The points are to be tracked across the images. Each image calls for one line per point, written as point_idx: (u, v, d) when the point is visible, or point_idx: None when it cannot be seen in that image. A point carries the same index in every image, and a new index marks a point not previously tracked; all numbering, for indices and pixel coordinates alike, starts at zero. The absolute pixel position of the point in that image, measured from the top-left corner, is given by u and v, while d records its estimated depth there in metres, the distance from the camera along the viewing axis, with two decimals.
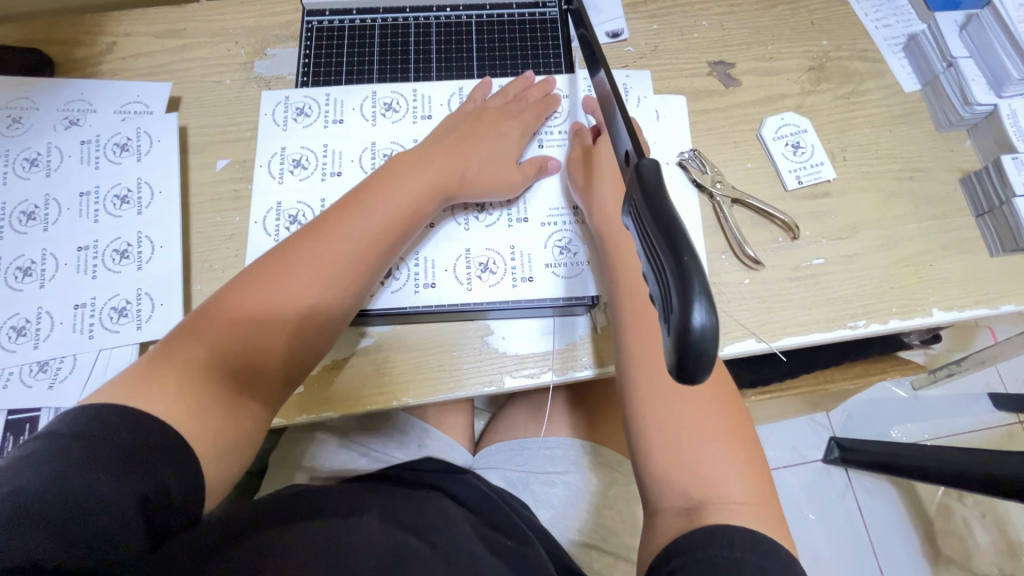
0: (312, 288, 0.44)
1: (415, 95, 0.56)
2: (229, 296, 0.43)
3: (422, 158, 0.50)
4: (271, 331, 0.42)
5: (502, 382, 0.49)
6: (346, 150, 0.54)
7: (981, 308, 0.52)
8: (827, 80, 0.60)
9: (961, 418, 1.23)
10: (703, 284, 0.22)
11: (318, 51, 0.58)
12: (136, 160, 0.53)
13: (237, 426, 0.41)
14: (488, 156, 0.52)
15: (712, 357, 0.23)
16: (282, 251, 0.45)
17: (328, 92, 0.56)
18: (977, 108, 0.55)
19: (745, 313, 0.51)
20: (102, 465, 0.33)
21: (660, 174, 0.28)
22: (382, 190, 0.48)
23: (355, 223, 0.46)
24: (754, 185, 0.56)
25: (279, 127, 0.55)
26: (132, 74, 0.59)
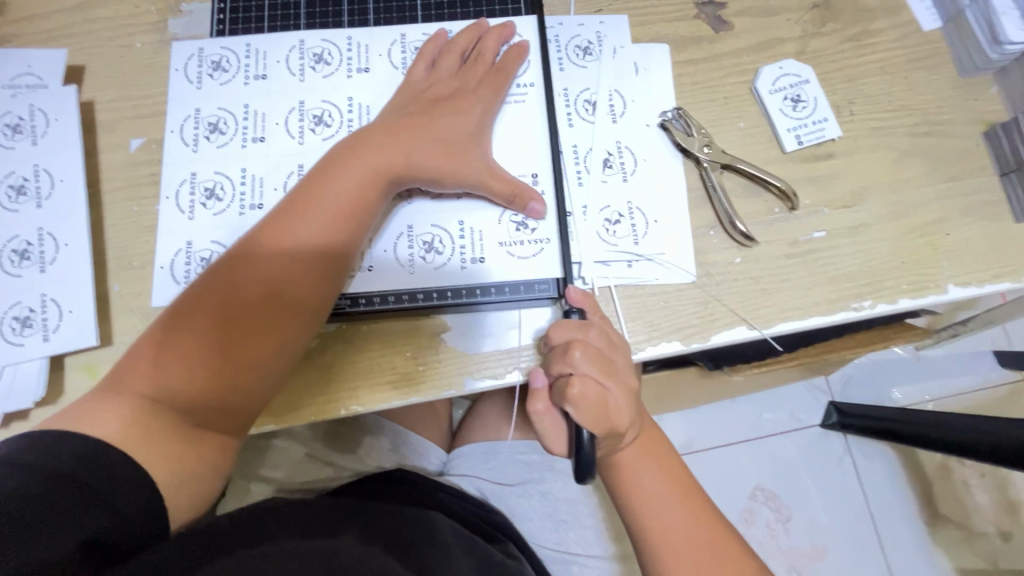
0: (263, 309, 0.40)
1: (350, 44, 0.48)
2: (175, 328, 0.39)
3: (360, 145, 0.42)
4: (221, 364, 0.39)
5: (465, 385, 0.44)
6: (268, 112, 0.47)
7: (1004, 281, 0.46)
8: (833, 19, 0.51)
9: (963, 378, 1.19)
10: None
11: (236, 3, 0.49)
12: (31, 144, 0.46)
13: (198, 454, 0.38)
14: (445, 132, 0.43)
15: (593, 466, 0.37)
16: (222, 275, 0.40)
17: (248, 43, 0.48)
18: (1008, 48, 0.47)
19: (736, 297, 0.45)
20: (46, 492, 0.31)
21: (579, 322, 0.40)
22: (322, 188, 0.41)
23: (299, 232, 0.40)
24: (749, 147, 0.48)
25: (194, 86, 0.47)
26: (25, 40, 0.51)
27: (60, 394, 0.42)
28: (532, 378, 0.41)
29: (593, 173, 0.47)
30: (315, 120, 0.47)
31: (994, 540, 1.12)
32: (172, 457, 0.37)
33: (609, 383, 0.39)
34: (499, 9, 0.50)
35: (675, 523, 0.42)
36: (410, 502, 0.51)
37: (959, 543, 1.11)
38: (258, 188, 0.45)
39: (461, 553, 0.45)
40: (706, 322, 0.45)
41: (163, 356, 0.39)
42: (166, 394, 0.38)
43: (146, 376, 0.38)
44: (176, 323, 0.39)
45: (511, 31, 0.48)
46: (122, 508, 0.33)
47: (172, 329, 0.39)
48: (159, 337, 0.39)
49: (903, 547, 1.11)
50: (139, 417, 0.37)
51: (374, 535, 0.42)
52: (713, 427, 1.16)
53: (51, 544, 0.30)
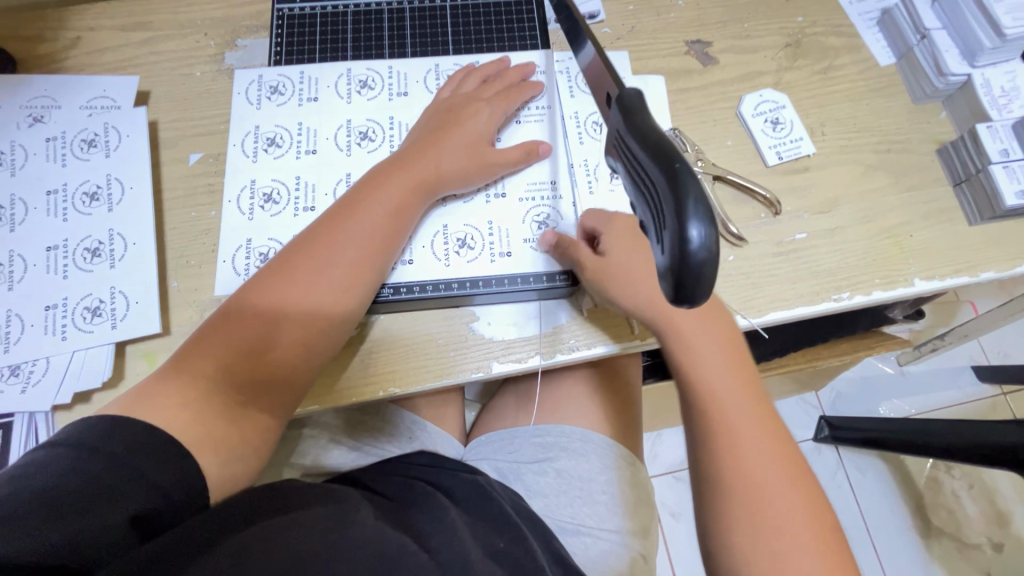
0: (314, 299, 0.44)
1: (391, 73, 0.55)
2: (232, 315, 0.43)
3: (400, 163, 0.48)
4: (269, 351, 0.43)
5: (490, 367, 0.49)
6: (320, 128, 0.53)
7: (961, 277, 0.53)
8: (804, 56, 0.60)
9: (946, 392, 1.25)
10: (700, 194, 0.20)
11: (289, 39, 0.56)
12: (105, 157, 0.51)
13: (243, 436, 0.42)
14: (473, 150, 0.50)
15: (712, 273, 0.21)
16: (275, 270, 0.44)
17: (302, 70, 0.55)
18: (951, 79, 0.55)
19: (732, 291, 0.51)
20: (95, 468, 0.33)
21: (644, 100, 0.26)
22: (369, 197, 0.47)
23: (345, 233, 0.45)
24: (736, 162, 0.55)
25: (254, 106, 0.54)
26: (97, 69, 0.57)
27: (122, 377, 0.46)
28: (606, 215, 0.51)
29: (602, 181, 0.53)
30: (361, 135, 0.53)
31: (987, 550, 1.14)
32: (219, 437, 0.40)
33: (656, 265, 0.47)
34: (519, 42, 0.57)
35: (741, 420, 0.44)
36: (420, 488, 0.54)
37: (954, 554, 1.14)
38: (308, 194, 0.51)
39: (470, 533, 0.48)
40: None
41: (218, 340, 0.42)
42: (220, 375, 0.41)
43: (202, 357, 0.42)
44: (230, 313, 0.43)
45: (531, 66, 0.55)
46: (161, 482, 0.35)
47: (227, 318, 0.43)
48: (213, 326, 0.43)
49: (898, 557, 1.14)
50: (196, 393, 0.40)
51: (385, 516, 0.46)
52: None
53: (100, 516, 0.32)
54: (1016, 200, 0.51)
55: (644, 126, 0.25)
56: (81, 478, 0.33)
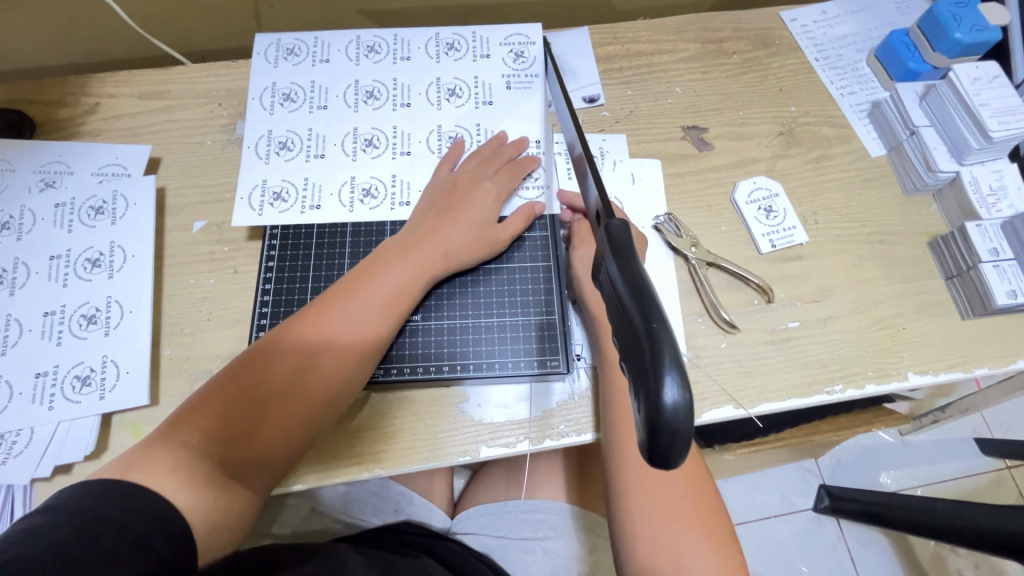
0: (312, 379, 0.44)
1: (395, 132, 0.56)
2: (223, 389, 0.43)
3: (409, 243, 0.49)
4: (265, 425, 0.43)
5: (478, 451, 0.48)
6: (326, 184, 0.54)
7: (955, 372, 0.52)
8: (797, 145, 0.62)
9: (948, 465, 1.23)
10: (675, 358, 0.21)
11: (290, 95, 0.57)
12: (111, 224, 0.53)
13: (230, 503, 0.40)
14: (481, 231, 0.51)
15: (685, 438, 0.21)
16: (278, 343, 0.45)
17: (311, 127, 0.55)
18: (940, 175, 0.56)
19: (725, 378, 0.51)
20: (105, 531, 0.33)
21: (630, 233, 0.27)
22: (374, 277, 0.47)
23: (346, 315, 0.46)
24: (729, 248, 0.56)
25: (262, 161, 0.54)
26: (113, 135, 0.60)
27: (105, 450, 0.46)
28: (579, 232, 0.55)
29: None
30: (363, 192, 0.54)
31: None
32: (204, 507, 0.38)
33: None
34: (521, 94, 0.58)
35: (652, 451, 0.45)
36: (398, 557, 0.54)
37: None
38: (305, 268, 0.52)
39: None
40: (698, 400, 0.50)
41: (209, 412, 0.42)
42: (213, 448, 0.41)
43: (192, 429, 0.41)
44: (229, 384, 0.43)
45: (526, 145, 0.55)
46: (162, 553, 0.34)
47: (224, 390, 0.43)
48: (210, 396, 0.42)
49: None
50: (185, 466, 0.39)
51: None
52: None
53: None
54: (1007, 299, 0.51)
55: (629, 266, 0.26)
56: (89, 541, 0.32)
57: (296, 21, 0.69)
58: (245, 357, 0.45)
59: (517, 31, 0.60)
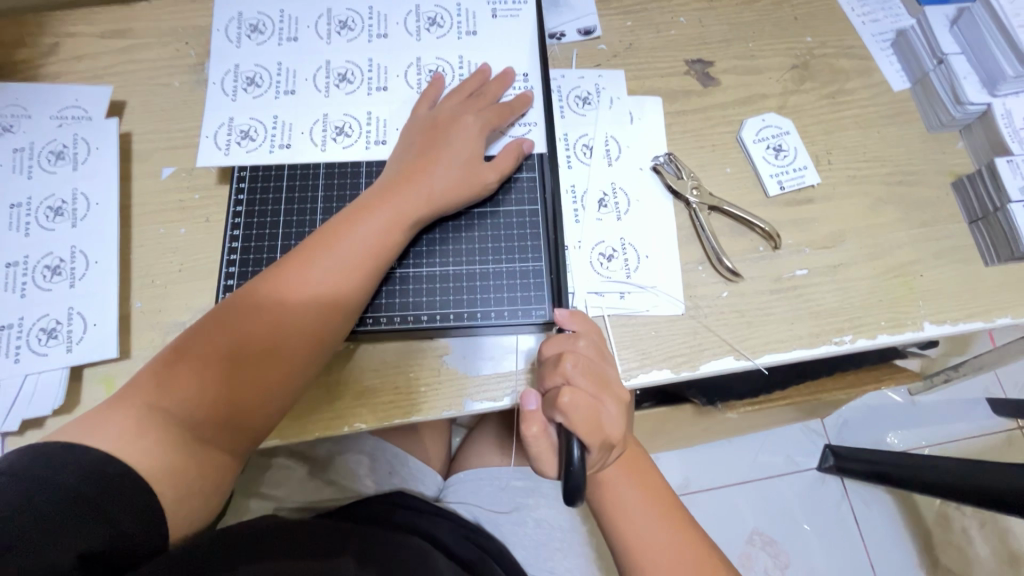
0: (289, 334, 0.41)
1: (370, 65, 0.52)
2: (189, 349, 0.40)
3: (389, 188, 0.45)
4: (242, 384, 0.40)
5: (464, 406, 0.46)
6: (297, 122, 0.50)
7: (975, 321, 0.49)
8: (811, 79, 0.56)
9: (958, 425, 1.20)
10: None
11: (258, 26, 0.52)
12: (73, 170, 0.50)
13: (202, 469, 0.38)
14: (465, 170, 0.47)
15: None
16: (250, 300, 0.42)
17: (280, 61, 0.51)
18: (969, 108, 0.51)
19: (726, 329, 0.48)
20: (58, 500, 0.32)
21: None
22: (351, 228, 0.44)
23: (322, 265, 0.43)
24: (734, 191, 0.52)
25: (228, 98, 0.50)
26: (74, 77, 0.56)
27: (75, 405, 0.44)
28: (524, 401, 0.41)
29: (589, 210, 0.51)
30: (337, 131, 0.50)
31: None
32: (174, 472, 0.37)
33: (602, 397, 0.41)
34: (510, 22, 0.53)
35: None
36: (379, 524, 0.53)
37: None
38: (275, 215, 0.49)
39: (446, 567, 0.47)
40: (696, 351, 0.47)
41: (184, 373, 0.39)
42: (183, 410, 0.39)
43: (165, 393, 0.39)
44: (197, 345, 0.40)
45: (511, 78, 0.50)
46: (119, 523, 0.33)
47: (193, 350, 0.40)
48: (178, 360, 0.40)
49: None
50: (156, 433, 0.37)
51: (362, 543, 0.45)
52: (708, 468, 1.16)
53: (46, 555, 0.29)
54: None
55: None
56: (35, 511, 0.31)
57: None
58: (214, 315, 0.42)
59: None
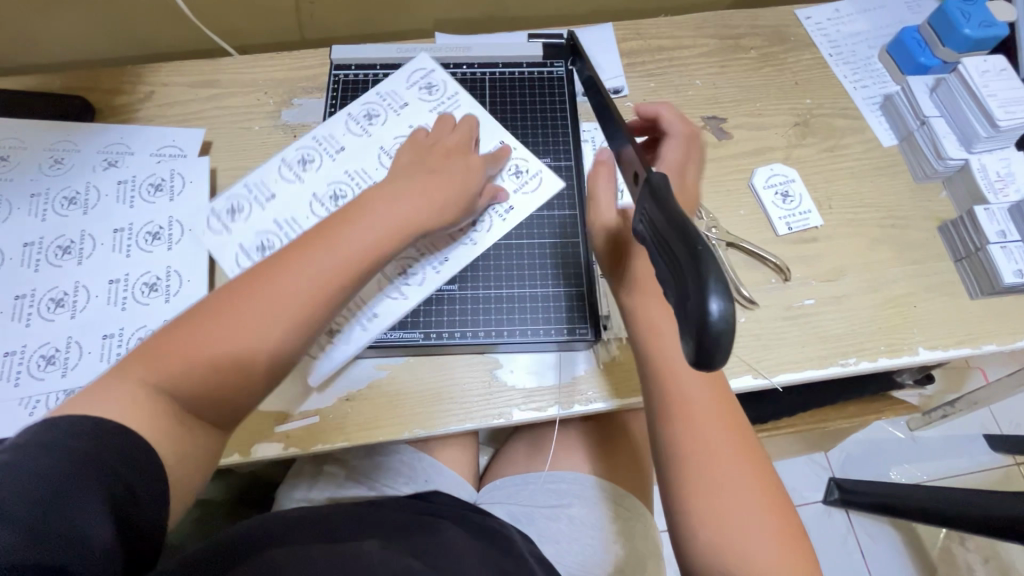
0: (288, 327, 0.39)
1: (353, 176, 0.57)
2: (188, 331, 0.37)
3: (392, 192, 0.45)
4: (234, 377, 0.38)
5: (510, 414, 0.51)
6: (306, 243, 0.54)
7: (964, 348, 0.55)
8: (812, 135, 0.65)
9: (957, 460, 1.24)
10: (720, 271, 0.23)
11: (344, 99, 0.62)
12: (169, 200, 0.56)
13: (190, 452, 0.37)
14: (480, 186, 0.50)
15: (727, 341, 0.23)
16: (230, 295, 0.39)
17: (273, 191, 0.56)
18: (949, 162, 0.59)
19: (745, 350, 0.54)
20: (82, 477, 0.31)
21: (668, 182, 0.30)
22: (346, 226, 0.42)
23: (320, 259, 0.40)
24: (748, 230, 0.59)
25: (224, 234, 0.53)
26: (167, 120, 0.64)
27: None
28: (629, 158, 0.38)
29: None
30: None
31: None
32: (175, 457, 0.36)
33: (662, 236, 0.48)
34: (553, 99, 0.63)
35: (727, 474, 0.42)
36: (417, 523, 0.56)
37: None
38: None
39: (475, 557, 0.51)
40: None
41: (165, 367, 0.36)
42: (178, 389, 0.36)
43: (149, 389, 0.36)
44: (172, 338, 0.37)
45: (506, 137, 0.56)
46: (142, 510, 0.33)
47: (170, 344, 0.37)
48: (158, 354, 0.37)
49: None
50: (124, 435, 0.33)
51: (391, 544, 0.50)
52: None
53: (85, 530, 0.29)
54: (1014, 278, 0.54)
55: (666, 205, 0.28)
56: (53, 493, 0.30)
57: (334, 19, 0.73)
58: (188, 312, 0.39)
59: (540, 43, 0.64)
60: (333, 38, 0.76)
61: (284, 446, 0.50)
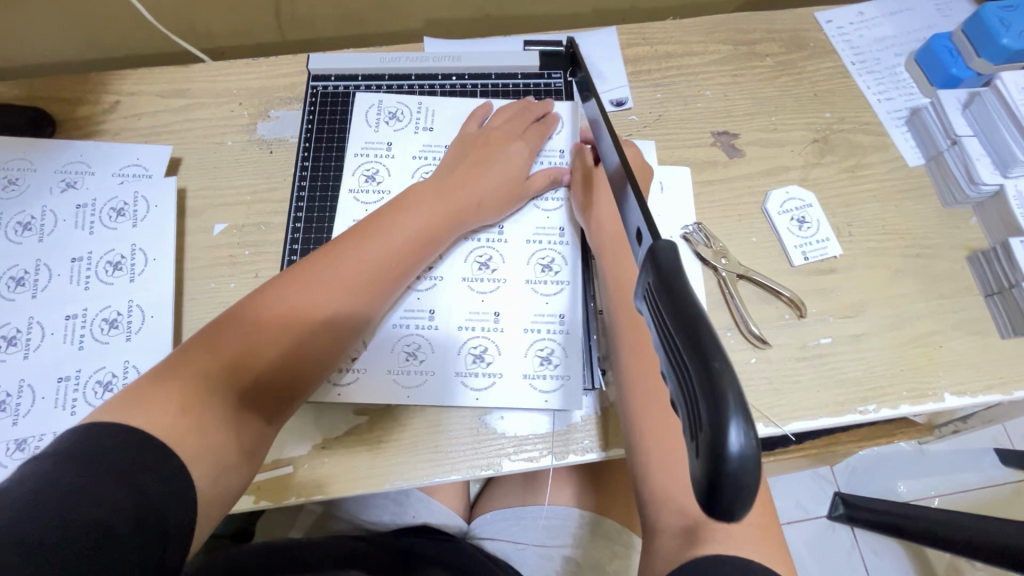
0: (341, 304, 0.44)
1: None
2: (253, 311, 0.42)
3: (438, 187, 0.51)
4: (289, 352, 0.41)
5: (500, 465, 0.47)
6: (444, 303, 0.51)
7: (993, 394, 0.50)
8: (831, 153, 0.60)
9: (966, 475, 1.21)
10: (738, 395, 0.18)
11: (321, 117, 0.57)
12: (132, 226, 0.52)
13: (243, 442, 0.39)
14: (515, 176, 0.53)
15: (751, 487, 0.18)
16: (301, 275, 0.44)
17: None
18: (983, 188, 0.54)
19: (755, 395, 0.50)
20: (101, 486, 0.30)
21: (678, 254, 0.25)
22: (398, 218, 0.48)
23: (375, 246, 0.46)
24: (760, 260, 0.55)
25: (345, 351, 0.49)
26: (133, 133, 0.59)
27: None
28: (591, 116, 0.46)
29: None
30: (480, 264, 0.53)
31: None
32: (225, 447, 0.37)
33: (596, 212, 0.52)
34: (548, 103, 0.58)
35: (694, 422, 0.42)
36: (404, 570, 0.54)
37: None
38: None
39: None
40: None
41: (236, 337, 0.40)
42: (217, 382, 0.38)
43: (217, 357, 0.39)
44: (249, 312, 0.41)
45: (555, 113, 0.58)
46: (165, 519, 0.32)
47: (244, 314, 0.41)
48: (231, 323, 0.41)
49: None
50: (191, 408, 0.36)
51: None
52: None
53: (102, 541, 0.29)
54: None
55: (679, 288, 0.23)
56: (89, 533, 0.29)
57: (316, 19, 0.68)
58: (261, 292, 0.43)
59: (537, 51, 0.60)
60: (315, 40, 0.71)
61: (254, 501, 0.46)
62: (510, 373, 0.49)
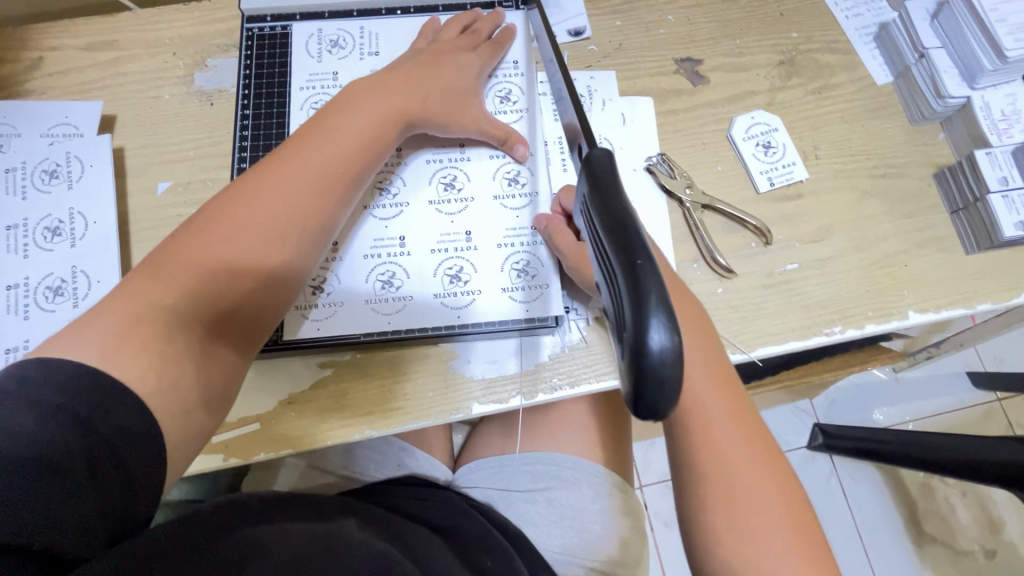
0: (291, 213, 0.41)
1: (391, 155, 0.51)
2: (201, 230, 0.39)
3: (382, 84, 0.47)
4: (242, 270, 0.39)
5: (470, 409, 0.47)
6: (412, 224, 0.50)
7: (957, 308, 0.51)
8: (797, 74, 0.58)
9: (940, 399, 1.25)
10: (660, 295, 0.18)
11: (260, 60, 0.53)
12: (67, 188, 0.49)
13: (209, 375, 0.37)
14: (466, 79, 0.50)
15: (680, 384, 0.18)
16: (240, 190, 0.40)
17: None
18: (949, 101, 0.53)
19: (723, 324, 0.49)
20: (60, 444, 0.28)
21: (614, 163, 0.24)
22: (340, 119, 0.44)
23: (317, 150, 0.42)
24: (725, 189, 0.53)
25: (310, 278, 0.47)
26: (60, 91, 0.55)
27: None
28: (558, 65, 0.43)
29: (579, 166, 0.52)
30: (445, 185, 0.51)
31: (980, 558, 1.15)
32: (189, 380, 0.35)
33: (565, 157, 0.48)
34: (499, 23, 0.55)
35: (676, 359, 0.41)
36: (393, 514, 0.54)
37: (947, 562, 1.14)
38: None
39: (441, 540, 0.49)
40: None
41: (181, 260, 0.38)
42: (168, 308, 0.36)
43: (163, 282, 0.37)
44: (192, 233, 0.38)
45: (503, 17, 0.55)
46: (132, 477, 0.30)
47: (184, 238, 0.39)
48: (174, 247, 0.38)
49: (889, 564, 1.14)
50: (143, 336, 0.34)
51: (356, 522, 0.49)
52: None
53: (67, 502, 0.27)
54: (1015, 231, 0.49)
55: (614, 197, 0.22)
56: (54, 496, 0.27)
57: None
58: (202, 213, 0.40)
59: None
60: None
61: (223, 459, 0.45)
62: (488, 289, 0.48)
